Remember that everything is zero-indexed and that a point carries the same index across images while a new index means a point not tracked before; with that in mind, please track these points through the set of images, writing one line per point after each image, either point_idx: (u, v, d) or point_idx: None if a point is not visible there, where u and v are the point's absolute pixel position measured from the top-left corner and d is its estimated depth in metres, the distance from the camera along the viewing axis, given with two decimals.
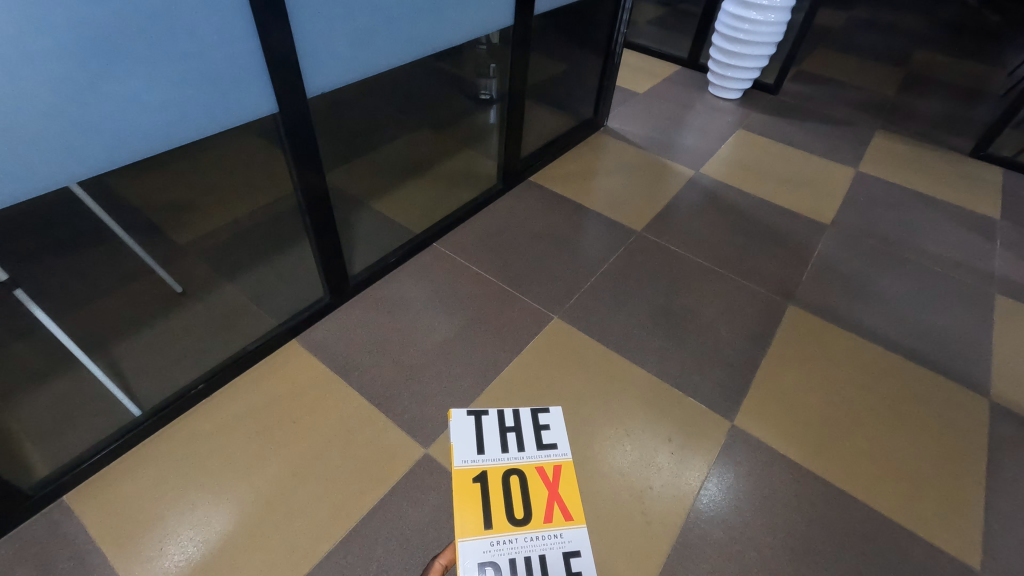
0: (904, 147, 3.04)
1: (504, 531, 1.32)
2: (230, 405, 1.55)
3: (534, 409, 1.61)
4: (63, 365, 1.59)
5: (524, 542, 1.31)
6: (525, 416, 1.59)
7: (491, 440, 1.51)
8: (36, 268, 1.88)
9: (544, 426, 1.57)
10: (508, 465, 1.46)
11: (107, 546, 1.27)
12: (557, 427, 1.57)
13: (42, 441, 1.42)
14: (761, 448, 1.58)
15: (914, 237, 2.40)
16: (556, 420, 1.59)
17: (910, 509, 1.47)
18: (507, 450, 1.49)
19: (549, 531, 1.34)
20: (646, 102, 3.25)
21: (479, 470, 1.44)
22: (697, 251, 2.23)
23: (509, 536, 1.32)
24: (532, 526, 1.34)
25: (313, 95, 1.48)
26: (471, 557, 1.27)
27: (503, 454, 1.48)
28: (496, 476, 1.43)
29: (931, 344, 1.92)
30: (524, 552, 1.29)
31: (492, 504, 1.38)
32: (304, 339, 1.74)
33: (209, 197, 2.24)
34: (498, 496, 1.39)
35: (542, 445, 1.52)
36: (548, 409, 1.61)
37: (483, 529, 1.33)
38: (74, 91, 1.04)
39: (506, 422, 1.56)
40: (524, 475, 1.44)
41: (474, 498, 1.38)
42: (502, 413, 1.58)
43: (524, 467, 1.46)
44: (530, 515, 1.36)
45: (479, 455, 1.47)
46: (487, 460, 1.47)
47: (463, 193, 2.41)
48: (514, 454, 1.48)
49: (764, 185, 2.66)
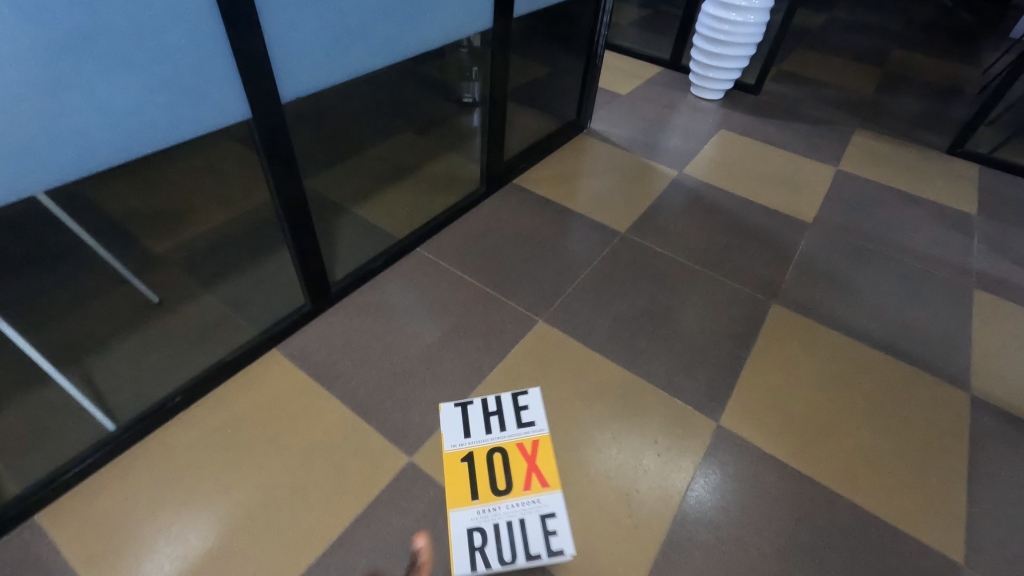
0: (883, 145, 3.08)
1: (489, 500, 1.40)
2: (210, 416, 1.52)
3: (514, 393, 1.64)
4: (36, 380, 1.55)
5: (506, 509, 1.39)
6: (507, 401, 1.62)
7: (475, 427, 1.56)
8: (8, 280, 1.83)
9: (524, 406, 1.61)
10: (492, 443, 1.52)
11: (80, 564, 1.23)
12: (536, 407, 1.62)
13: (13, 459, 1.38)
14: (746, 447, 1.58)
15: (895, 234, 2.43)
16: (534, 400, 1.63)
17: (894, 505, 1.47)
18: (488, 435, 1.54)
19: (528, 497, 1.41)
20: (630, 104, 3.26)
21: (466, 450, 1.49)
22: (682, 251, 2.24)
23: (488, 503, 1.40)
24: (514, 494, 1.42)
25: (288, 99, 1.45)
26: (460, 521, 1.36)
27: (487, 435, 1.53)
28: (481, 456, 1.49)
29: (913, 340, 1.94)
30: (506, 518, 1.37)
31: (477, 480, 1.45)
32: (286, 348, 1.71)
33: (187, 205, 2.19)
34: (482, 471, 1.46)
35: (522, 423, 1.57)
36: (526, 392, 1.65)
37: (469, 500, 1.40)
38: (31, 99, 1.01)
39: (489, 407, 1.60)
40: (506, 452, 1.50)
41: (461, 476, 1.44)
42: (485, 400, 1.62)
43: (507, 444, 1.52)
44: (512, 485, 1.44)
45: (465, 442, 1.51)
46: (474, 441, 1.52)
47: (446, 197, 2.39)
48: (497, 433, 1.54)
49: (747, 184, 2.67)
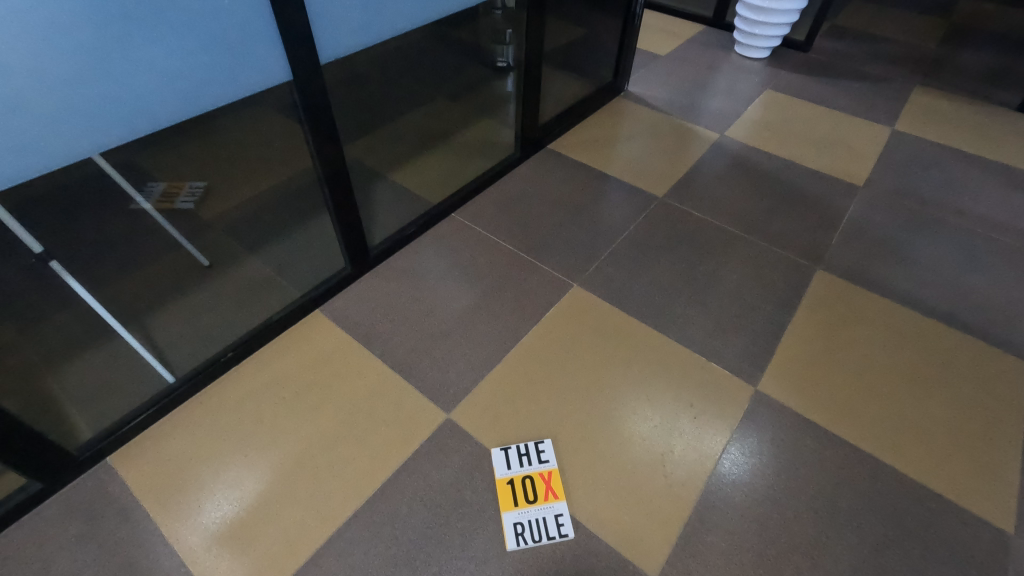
0: (945, 103, 2.88)
1: (521, 506, 1.35)
2: (259, 373, 1.60)
3: (544, 419, 1.52)
4: (101, 336, 1.66)
5: (535, 512, 1.34)
6: (536, 438, 1.48)
7: (512, 448, 1.45)
8: (71, 243, 1.94)
9: (552, 437, 1.49)
10: (527, 463, 1.42)
11: (149, 502, 1.34)
12: (563, 438, 1.49)
13: (85, 407, 1.49)
14: (786, 413, 1.56)
15: (954, 198, 2.28)
16: (566, 423, 1.52)
17: (941, 475, 1.43)
18: (526, 457, 1.44)
19: (554, 505, 1.36)
20: (669, 64, 3.14)
21: (503, 466, 1.42)
22: (721, 216, 2.18)
23: (527, 507, 1.35)
24: (542, 502, 1.36)
25: (327, 61, 1.46)
26: (508, 519, 1.33)
27: (520, 455, 1.44)
28: (514, 472, 1.41)
29: (969, 308, 1.84)
30: (536, 520, 1.33)
31: (511, 490, 1.38)
32: (327, 310, 1.77)
33: (231, 172, 2.26)
34: (515, 483, 1.39)
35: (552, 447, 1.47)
36: (551, 437, 1.49)
37: (512, 503, 1.35)
38: (87, 61, 1.05)
39: (516, 427, 1.50)
40: (540, 470, 1.41)
41: (499, 485, 1.38)
42: (514, 427, 1.50)
43: (540, 466, 1.42)
44: (540, 495, 1.37)
45: (509, 463, 1.42)
46: (509, 460, 1.43)
47: (481, 163, 2.39)
48: (529, 452, 1.44)
49: (793, 147, 2.55)
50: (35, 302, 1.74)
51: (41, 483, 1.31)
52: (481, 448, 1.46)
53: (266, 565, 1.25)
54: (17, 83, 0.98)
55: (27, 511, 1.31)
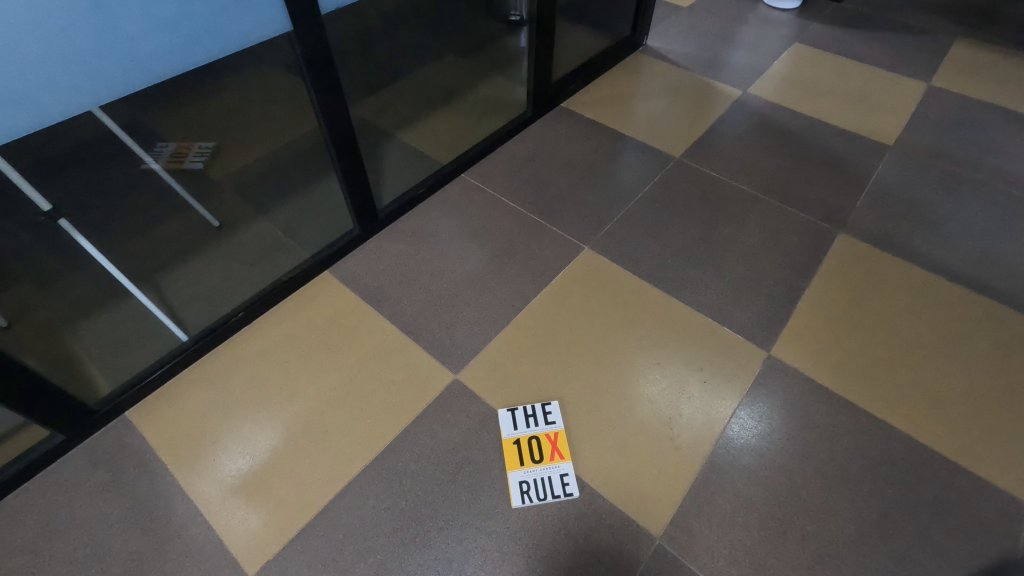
0: (990, 58, 2.69)
1: (526, 466, 1.36)
2: (269, 332, 1.61)
3: (552, 385, 1.51)
4: (117, 295, 1.69)
5: (540, 471, 1.35)
6: (542, 401, 1.48)
7: (519, 408, 1.46)
8: (82, 204, 1.95)
9: (559, 400, 1.48)
10: (532, 427, 1.42)
11: (167, 456, 1.38)
12: (569, 401, 1.48)
13: (104, 364, 1.53)
14: (800, 380, 1.53)
15: (991, 158, 2.16)
16: (573, 388, 1.51)
17: (955, 441, 1.40)
18: (533, 418, 1.44)
19: (558, 465, 1.37)
20: (693, 17, 2.97)
21: (510, 429, 1.42)
22: (740, 178, 2.09)
23: (533, 466, 1.36)
24: (547, 463, 1.37)
25: (328, 11, 1.40)
26: (514, 477, 1.34)
27: (526, 419, 1.44)
28: (519, 435, 1.41)
29: (999, 274, 1.76)
30: (540, 479, 1.34)
31: (515, 451, 1.38)
32: (336, 271, 1.77)
33: (238, 131, 2.23)
34: (520, 444, 1.39)
35: (559, 411, 1.46)
36: (558, 401, 1.48)
37: (518, 463, 1.37)
38: (80, 9, 1.01)
39: (525, 392, 1.50)
40: (545, 433, 1.41)
41: (505, 446, 1.39)
42: (522, 391, 1.50)
43: (546, 430, 1.42)
44: (544, 455, 1.38)
45: (516, 424, 1.43)
46: (515, 422, 1.43)
47: (492, 123, 2.32)
48: (535, 416, 1.44)
49: (820, 104, 2.42)
50: (51, 261, 1.76)
51: (63, 436, 1.35)
52: (488, 409, 1.47)
53: (280, 517, 1.29)
54: (9, 29, 0.94)
55: (53, 461, 1.36)
